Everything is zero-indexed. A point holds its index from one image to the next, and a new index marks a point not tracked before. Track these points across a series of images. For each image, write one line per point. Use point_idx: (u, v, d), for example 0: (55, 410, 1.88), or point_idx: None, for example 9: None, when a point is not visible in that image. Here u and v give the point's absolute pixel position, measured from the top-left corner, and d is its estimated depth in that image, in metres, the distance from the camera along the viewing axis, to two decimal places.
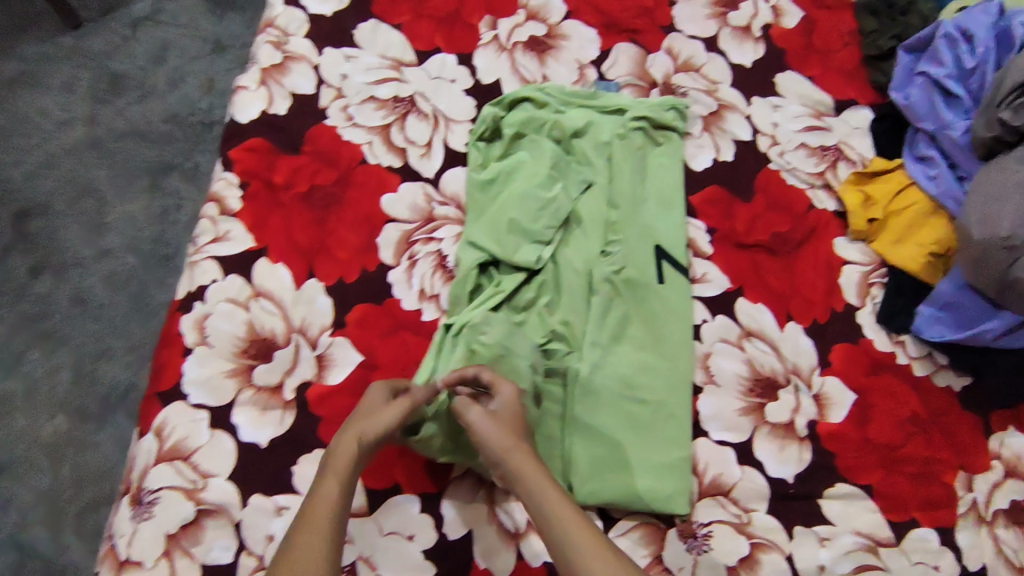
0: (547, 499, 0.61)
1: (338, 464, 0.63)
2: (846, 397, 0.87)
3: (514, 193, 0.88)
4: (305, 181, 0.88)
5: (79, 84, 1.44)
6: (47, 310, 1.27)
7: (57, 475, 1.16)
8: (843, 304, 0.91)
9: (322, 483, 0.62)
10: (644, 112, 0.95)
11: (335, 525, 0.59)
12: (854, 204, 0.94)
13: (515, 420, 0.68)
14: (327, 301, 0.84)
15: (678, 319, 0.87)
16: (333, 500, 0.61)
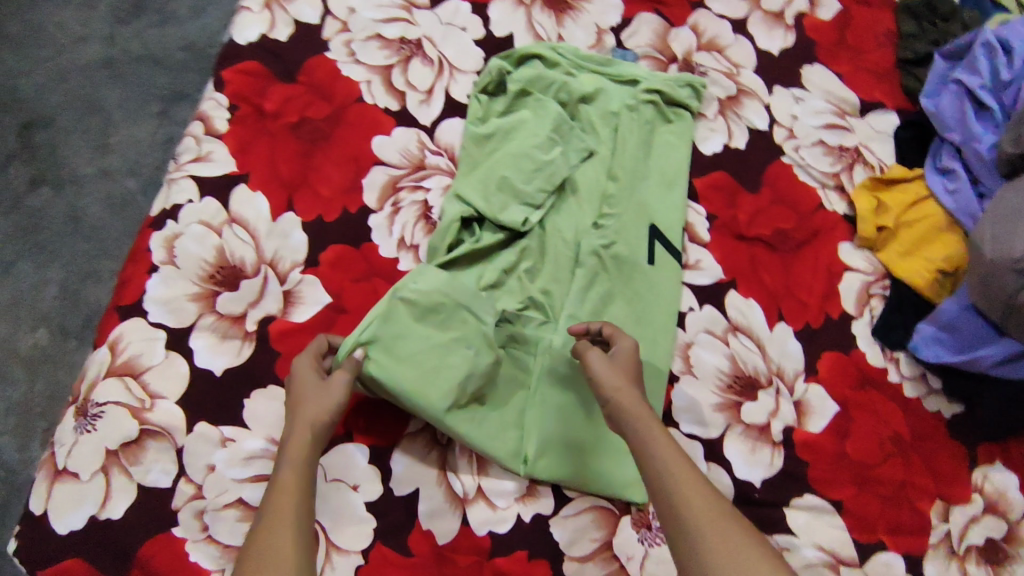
0: (648, 432, 0.61)
1: (294, 448, 0.60)
2: (828, 407, 0.83)
3: (510, 152, 0.85)
4: (295, 112, 0.85)
5: (101, 2, 1.42)
6: (39, 223, 1.26)
7: (31, 388, 1.16)
8: (838, 312, 0.87)
9: (279, 471, 0.59)
10: (659, 85, 0.90)
11: (298, 499, 0.57)
12: (866, 209, 0.89)
13: (632, 367, 0.69)
14: (303, 237, 0.81)
15: (663, 303, 0.83)
16: (291, 481, 0.58)
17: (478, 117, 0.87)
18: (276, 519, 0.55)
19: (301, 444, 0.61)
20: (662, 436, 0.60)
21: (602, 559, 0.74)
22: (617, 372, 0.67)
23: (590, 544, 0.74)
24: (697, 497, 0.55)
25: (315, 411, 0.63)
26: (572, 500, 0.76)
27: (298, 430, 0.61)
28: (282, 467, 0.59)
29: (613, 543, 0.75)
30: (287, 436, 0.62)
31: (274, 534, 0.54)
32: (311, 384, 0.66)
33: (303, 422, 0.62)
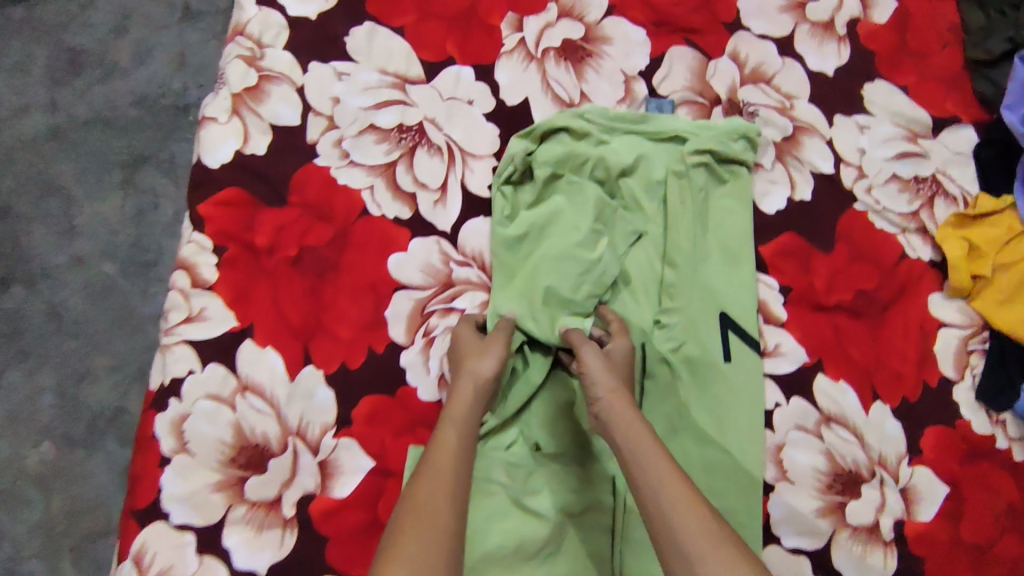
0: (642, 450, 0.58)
1: (457, 411, 0.62)
2: (938, 489, 0.75)
3: (551, 254, 0.72)
4: (293, 241, 0.72)
5: (33, 63, 1.17)
6: (18, 328, 1.05)
7: (48, 509, 0.98)
8: (937, 378, 0.78)
9: (439, 435, 0.60)
10: (707, 144, 0.77)
11: (457, 468, 0.57)
12: (957, 256, 0.78)
13: (623, 369, 0.67)
14: (329, 393, 0.70)
15: (749, 406, 0.73)
16: (453, 445, 0.59)
17: (501, 215, 0.75)
18: (431, 515, 0.53)
19: (462, 411, 0.62)
20: (654, 453, 0.57)
21: None
22: (615, 375, 0.65)
23: None
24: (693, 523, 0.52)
25: (478, 365, 0.65)
26: None
27: (464, 389, 0.64)
28: (445, 428, 0.60)
29: None
30: (449, 399, 0.64)
31: (430, 495, 0.54)
32: (473, 350, 0.67)
33: (467, 380, 0.64)
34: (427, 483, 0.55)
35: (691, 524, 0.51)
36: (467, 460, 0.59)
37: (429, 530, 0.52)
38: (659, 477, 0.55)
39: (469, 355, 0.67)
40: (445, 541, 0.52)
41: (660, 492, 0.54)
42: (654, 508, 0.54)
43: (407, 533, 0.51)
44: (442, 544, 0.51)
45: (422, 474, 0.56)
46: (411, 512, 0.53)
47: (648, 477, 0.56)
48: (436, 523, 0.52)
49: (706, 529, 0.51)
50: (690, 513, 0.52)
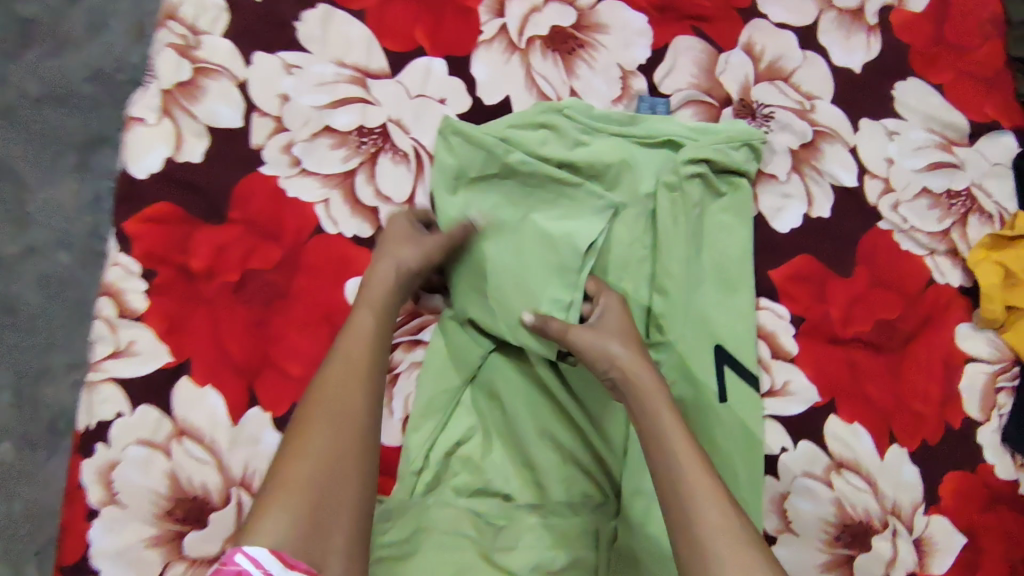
0: (662, 423, 0.52)
1: (373, 297, 0.58)
2: (955, 541, 0.68)
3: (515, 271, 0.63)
4: (234, 265, 0.62)
5: None
6: None
7: None
8: (960, 419, 0.69)
9: (355, 316, 0.56)
10: (704, 152, 0.66)
11: (369, 357, 0.54)
12: (992, 283, 0.69)
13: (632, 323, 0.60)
14: (277, 438, 0.61)
15: (757, 454, 0.64)
16: (370, 332, 0.56)
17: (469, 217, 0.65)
18: (341, 424, 0.50)
19: (380, 296, 0.58)
20: (665, 412, 0.53)
21: None
22: (617, 342, 0.57)
23: None
24: (706, 504, 0.47)
25: (403, 254, 0.60)
26: None
27: (382, 279, 0.59)
28: (359, 311, 0.56)
29: None
30: (366, 284, 0.59)
31: (342, 396, 0.51)
32: (405, 235, 0.61)
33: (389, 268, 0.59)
34: (341, 375, 0.52)
35: (703, 485, 0.48)
36: (384, 343, 0.56)
37: (335, 436, 0.49)
38: (676, 444, 0.51)
39: (397, 244, 0.61)
40: (353, 441, 0.50)
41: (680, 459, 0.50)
42: (667, 485, 0.49)
43: (313, 430, 0.49)
44: (353, 441, 0.50)
45: (330, 366, 0.53)
46: (317, 409, 0.50)
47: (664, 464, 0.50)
48: (348, 425, 0.50)
49: (719, 504, 0.47)
50: (703, 480, 0.48)
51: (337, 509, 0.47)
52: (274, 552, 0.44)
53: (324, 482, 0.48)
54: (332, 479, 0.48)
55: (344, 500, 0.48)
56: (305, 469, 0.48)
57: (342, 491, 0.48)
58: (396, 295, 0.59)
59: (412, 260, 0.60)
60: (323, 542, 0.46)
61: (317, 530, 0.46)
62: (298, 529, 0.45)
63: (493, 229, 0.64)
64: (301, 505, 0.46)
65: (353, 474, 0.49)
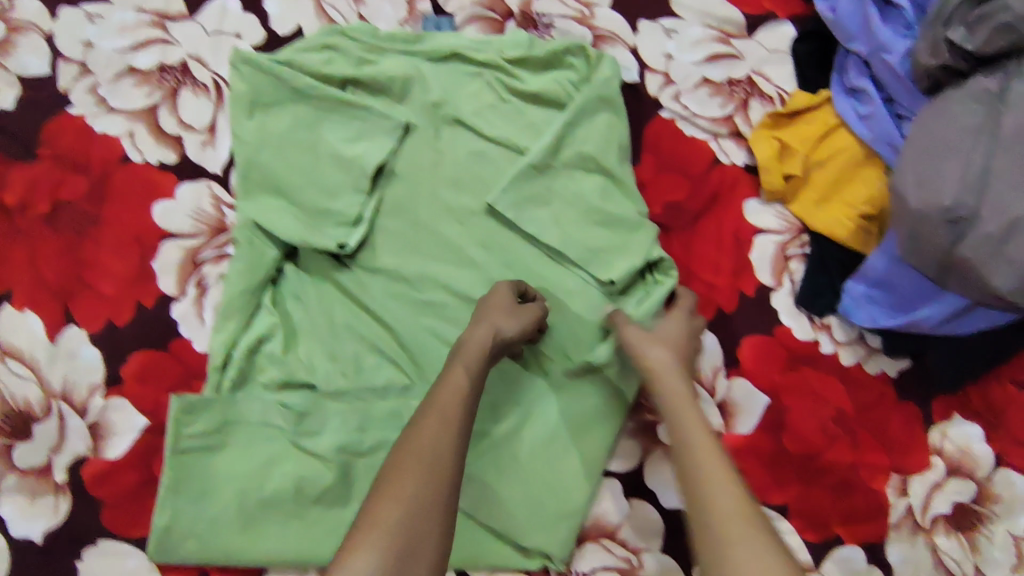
0: (686, 419, 0.54)
1: (470, 353, 0.59)
2: (757, 401, 0.73)
3: (310, 180, 0.68)
4: (46, 197, 0.67)
5: None
6: None
7: None
8: (754, 287, 0.74)
9: (450, 371, 0.57)
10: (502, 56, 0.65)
11: (462, 412, 0.54)
12: (767, 157, 0.74)
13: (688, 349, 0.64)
14: (94, 352, 0.66)
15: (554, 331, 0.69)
16: (462, 388, 0.56)
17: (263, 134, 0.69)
18: (420, 470, 0.50)
19: (475, 355, 0.58)
20: (699, 431, 0.53)
21: None
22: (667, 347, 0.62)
23: None
24: (723, 495, 0.48)
25: (501, 321, 0.62)
26: None
27: (476, 333, 0.60)
28: (456, 365, 0.57)
29: None
30: (461, 345, 0.60)
31: (433, 445, 0.51)
32: (503, 309, 0.63)
33: (486, 328, 0.61)
34: (433, 425, 0.52)
35: (721, 490, 0.48)
36: (474, 400, 0.56)
37: (422, 487, 0.49)
38: (704, 442, 0.52)
39: (490, 309, 0.63)
40: (436, 498, 0.49)
41: (699, 458, 0.51)
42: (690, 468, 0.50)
43: (401, 475, 0.49)
44: (439, 489, 0.49)
45: (424, 419, 0.53)
46: (406, 459, 0.50)
47: (696, 449, 0.51)
48: (439, 467, 0.50)
49: (732, 502, 0.47)
50: (724, 487, 0.48)
51: (417, 556, 0.47)
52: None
53: (408, 525, 0.47)
54: (418, 527, 0.47)
55: (427, 551, 0.47)
56: (395, 510, 0.47)
57: (423, 538, 0.47)
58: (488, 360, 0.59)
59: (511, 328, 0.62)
60: None
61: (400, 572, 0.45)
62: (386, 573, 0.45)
63: (287, 144, 0.69)
64: (389, 546, 0.46)
65: (434, 526, 0.48)
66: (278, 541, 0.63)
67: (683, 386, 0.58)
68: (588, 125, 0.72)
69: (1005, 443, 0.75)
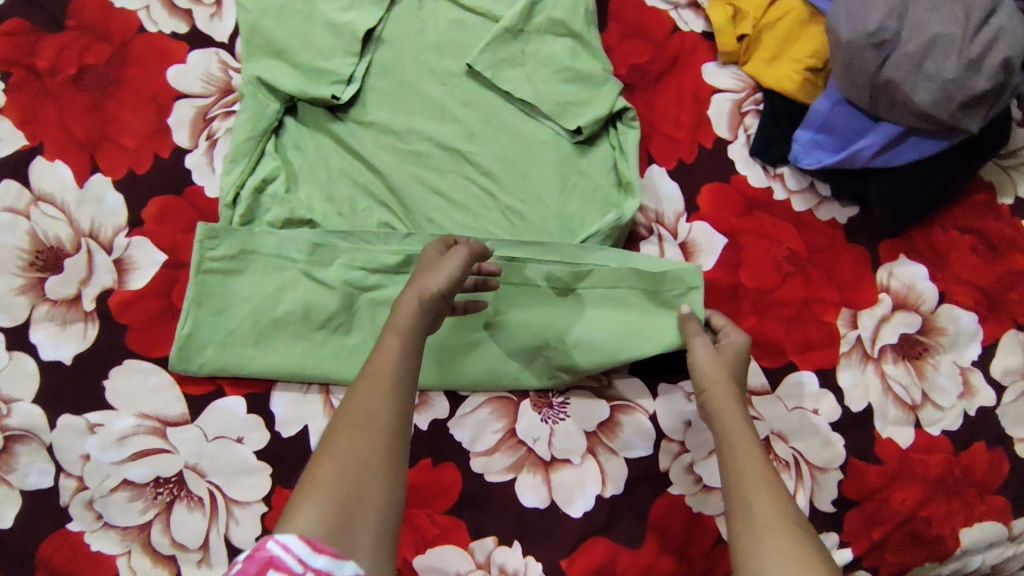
0: (739, 439, 0.55)
1: (402, 317, 0.55)
2: (715, 241, 0.78)
3: (307, 42, 0.76)
4: (72, 62, 0.75)
5: None
6: None
7: None
8: (711, 139, 0.80)
9: (383, 339, 0.54)
10: None
11: (401, 375, 0.51)
12: (721, 21, 0.81)
13: (737, 364, 0.65)
14: (117, 197, 0.74)
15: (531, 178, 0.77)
16: (395, 352, 0.53)
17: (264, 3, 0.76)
18: (355, 428, 0.48)
19: (407, 320, 0.55)
20: (752, 449, 0.54)
21: (508, 447, 0.71)
22: (726, 370, 0.63)
23: (493, 436, 0.72)
24: (770, 508, 0.49)
25: (429, 279, 0.58)
26: (469, 397, 0.73)
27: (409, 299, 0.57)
28: (387, 334, 0.54)
29: (516, 429, 0.72)
30: (393, 311, 0.56)
31: (369, 403, 0.49)
32: (452, 267, 0.60)
33: (412, 289, 0.58)
34: (367, 393, 0.50)
35: (769, 507, 0.49)
36: (416, 360, 0.53)
37: (364, 438, 0.47)
38: (752, 458, 0.53)
39: (428, 268, 0.61)
40: (377, 460, 0.47)
41: (745, 467, 0.52)
42: (737, 479, 0.52)
43: (344, 434, 0.47)
44: (380, 444, 0.48)
45: (359, 380, 0.51)
46: (343, 420, 0.48)
47: (738, 462, 0.53)
48: (375, 429, 0.48)
49: (779, 511, 0.49)
50: (770, 496, 0.50)
51: (361, 511, 0.45)
52: (304, 536, 0.43)
53: (349, 478, 0.46)
54: (357, 486, 0.46)
55: (371, 512, 0.45)
56: (334, 467, 0.46)
57: (367, 496, 0.46)
58: (422, 321, 0.56)
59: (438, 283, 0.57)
60: (348, 546, 0.44)
61: (344, 528, 0.44)
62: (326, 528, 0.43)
63: (286, 11, 0.76)
64: (329, 499, 0.45)
65: (379, 479, 0.46)
66: (283, 357, 0.71)
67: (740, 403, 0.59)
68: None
69: (950, 282, 0.81)
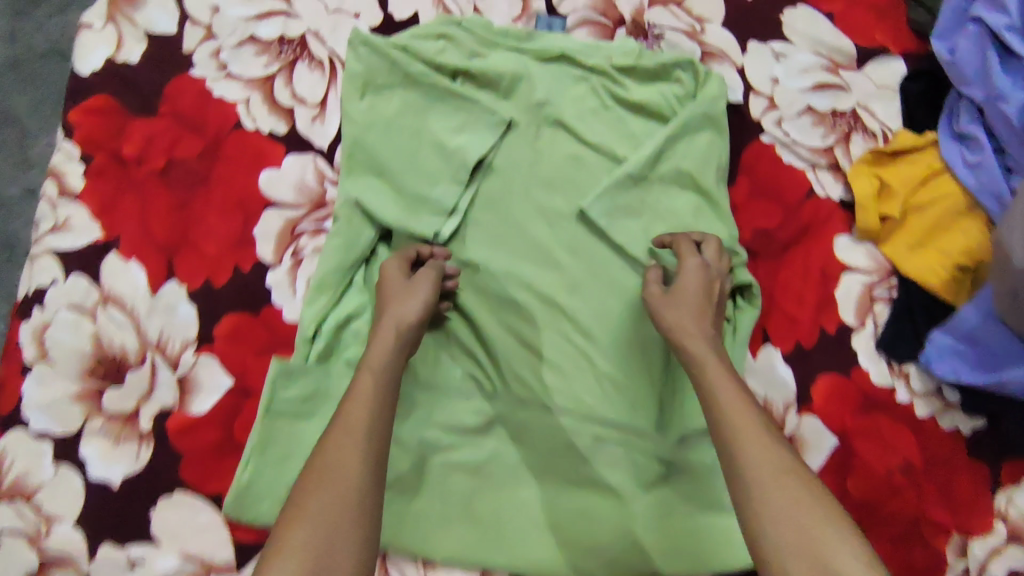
0: (730, 415, 0.51)
1: (376, 358, 0.56)
2: (825, 441, 0.71)
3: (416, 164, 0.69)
4: (159, 153, 0.70)
5: None
6: None
7: None
8: (836, 324, 0.72)
9: (358, 380, 0.54)
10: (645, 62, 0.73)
11: (375, 410, 0.51)
12: (866, 196, 0.72)
13: (699, 296, 0.61)
14: (190, 309, 0.69)
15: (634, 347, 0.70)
16: (371, 388, 0.53)
17: (371, 117, 0.70)
18: (321, 488, 0.46)
19: (382, 360, 0.55)
20: (770, 454, 0.48)
21: None
22: (693, 314, 0.60)
23: None
24: (794, 508, 0.46)
25: (402, 309, 0.60)
26: None
27: (385, 335, 0.58)
28: (361, 376, 0.54)
29: None
30: (368, 351, 0.57)
31: (338, 462, 0.47)
32: (411, 294, 0.61)
33: (389, 323, 0.58)
34: (333, 449, 0.48)
35: (801, 514, 0.45)
36: (388, 403, 0.53)
37: (328, 496, 0.46)
38: (767, 446, 0.49)
39: (398, 295, 0.62)
40: (345, 507, 0.46)
41: (757, 471, 0.47)
42: (756, 480, 0.47)
43: (310, 495, 0.46)
44: (354, 501, 0.46)
45: (333, 428, 0.50)
46: (314, 479, 0.47)
47: (758, 464, 0.48)
48: (343, 476, 0.47)
49: (808, 510, 0.45)
50: (806, 506, 0.46)
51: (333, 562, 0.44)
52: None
53: (320, 532, 0.44)
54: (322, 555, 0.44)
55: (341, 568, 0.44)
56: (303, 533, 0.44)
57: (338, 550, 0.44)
58: (399, 360, 0.56)
59: (415, 311, 0.59)
60: None
61: None
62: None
63: (393, 127, 0.70)
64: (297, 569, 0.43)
65: (350, 536, 0.45)
66: None
67: (716, 355, 0.56)
68: (687, 142, 0.72)
69: None
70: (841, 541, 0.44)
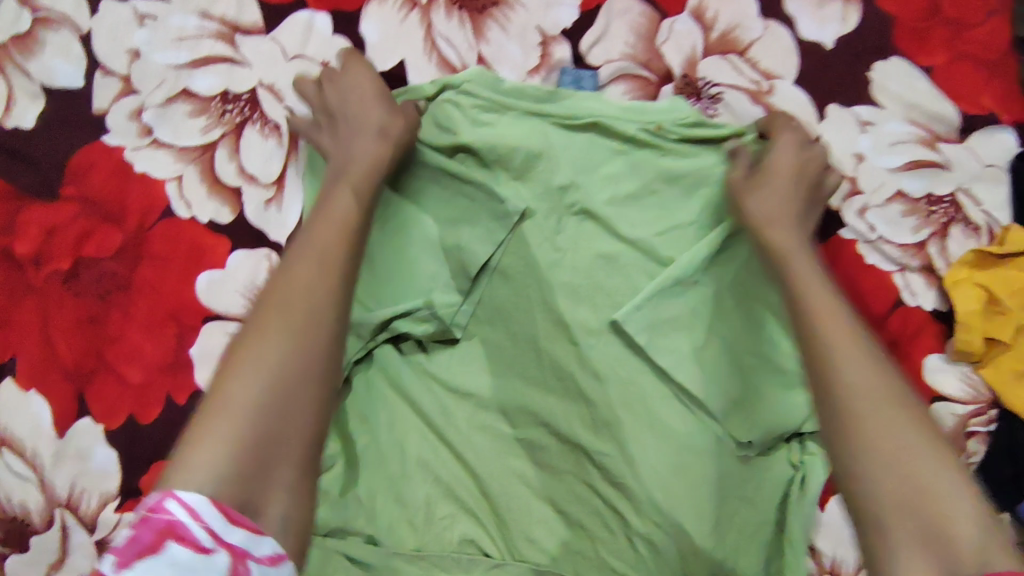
0: (822, 317, 0.41)
1: (357, 181, 0.47)
2: None
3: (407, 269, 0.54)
4: (67, 250, 0.54)
5: None
6: None
7: None
8: None
9: (332, 200, 0.46)
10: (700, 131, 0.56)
11: (347, 266, 0.42)
12: (967, 310, 0.58)
13: (790, 177, 0.53)
14: (108, 454, 0.53)
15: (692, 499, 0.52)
16: (343, 222, 0.44)
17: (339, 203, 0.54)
18: (275, 339, 0.38)
19: (361, 176, 0.47)
20: (863, 357, 0.39)
21: None
22: (777, 205, 0.51)
23: None
24: (888, 419, 0.37)
25: (387, 125, 0.50)
26: None
27: (343, 198, 0.46)
28: (339, 194, 0.46)
29: None
30: (347, 166, 0.48)
31: (301, 307, 0.39)
32: (378, 114, 0.50)
33: (363, 155, 0.49)
34: (293, 298, 0.40)
35: (902, 426, 0.37)
36: (358, 257, 0.43)
37: (291, 350, 0.38)
38: (866, 359, 0.39)
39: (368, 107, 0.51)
40: (304, 380, 0.38)
41: (852, 380, 0.38)
42: (846, 395, 0.38)
43: (258, 343, 0.38)
44: (316, 365, 0.38)
45: (280, 280, 0.40)
46: (268, 326, 0.38)
47: (852, 379, 0.38)
48: (304, 346, 0.38)
49: (901, 414, 0.37)
50: (893, 411, 0.37)
51: (283, 449, 0.36)
52: (216, 501, 0.34)
53: (271, 412, 0.36)
54: (278, 409, 0.37)
55: (296, 439, 0.37)
56: (250, 392, 0.36)
57: (294, 424, 0.37)
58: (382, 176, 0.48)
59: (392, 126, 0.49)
60: (261, 488, 0.35)
61: (262, 464, 0.36)
62: (241, 461, 0.35)
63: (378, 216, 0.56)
64: (238, 430, 0.35)
65: (308, 410, 0.38)
66: None
67: (808, 262, 0.46)
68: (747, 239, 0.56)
69: None
70: (933, 457, 0.36)
